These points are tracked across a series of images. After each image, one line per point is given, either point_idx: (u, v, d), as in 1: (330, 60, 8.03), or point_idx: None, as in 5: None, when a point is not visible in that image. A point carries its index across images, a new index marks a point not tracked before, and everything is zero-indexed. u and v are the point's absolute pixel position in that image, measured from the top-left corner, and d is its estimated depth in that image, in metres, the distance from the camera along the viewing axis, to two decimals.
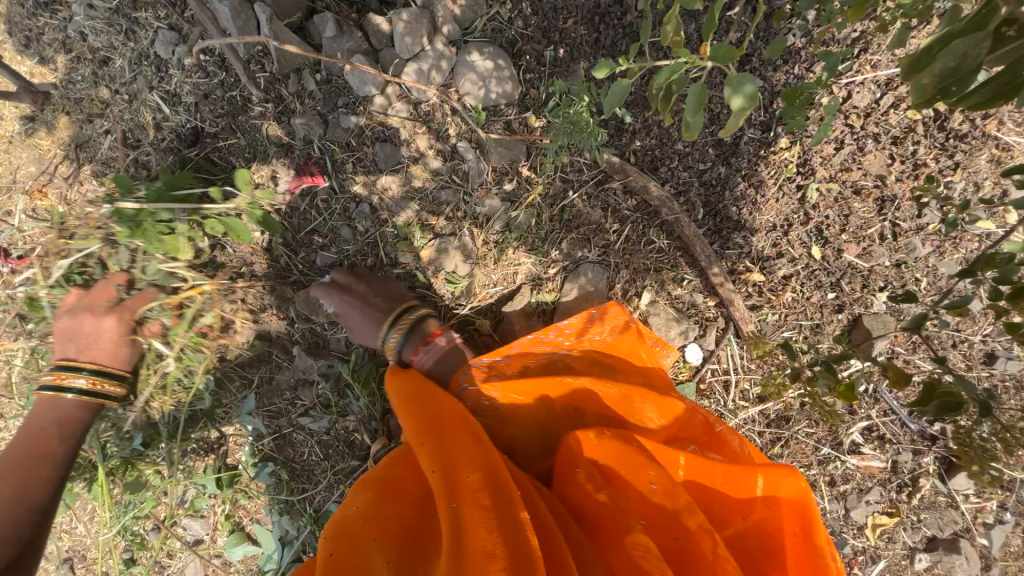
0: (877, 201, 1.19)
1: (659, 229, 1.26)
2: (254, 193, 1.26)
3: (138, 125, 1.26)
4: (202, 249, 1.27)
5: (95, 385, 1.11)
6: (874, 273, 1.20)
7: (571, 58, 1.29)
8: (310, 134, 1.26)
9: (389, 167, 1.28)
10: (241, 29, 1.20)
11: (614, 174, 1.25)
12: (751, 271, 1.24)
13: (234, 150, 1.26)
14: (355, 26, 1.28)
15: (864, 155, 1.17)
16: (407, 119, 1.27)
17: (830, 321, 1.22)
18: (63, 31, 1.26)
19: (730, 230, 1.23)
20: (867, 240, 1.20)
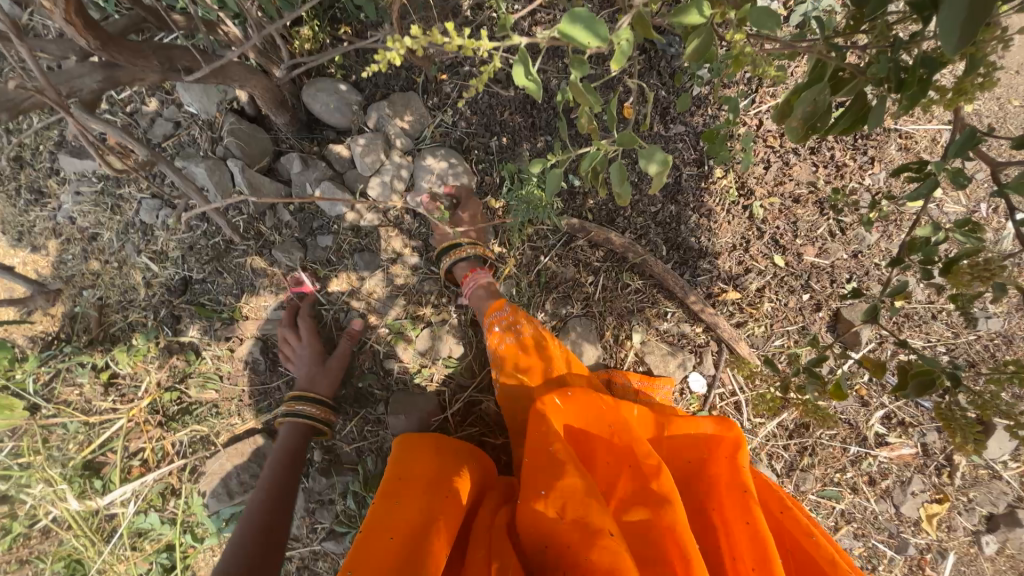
0: (816, 204, 1.30)
1: (631, 272, 1.34)
2: (245, 324, 1.30)
3: (129, 287, 1.33)
4: (195, 393, 1.26)
5: (316, 410, 1.22)
6: (837, 267, 1.28)
7: (514, 143, 1.45)
8: (291, 259, 1.34)
9: (370, 272, 1.35)
10: (217, 183, 1.34)
11: (577, 232, 1.35)
12: (726, 291, 1.30)
13: (222, 289, 1.32)
14: (319, 157, 1.43)
15: (791, 167, 1.30)
16: (380, 225, 1.37)
17: (813, 320, 1.27)
18: (54, 219, 1.37)
19: (696, 258, 1.31)
20: (821, 239, 1.29)
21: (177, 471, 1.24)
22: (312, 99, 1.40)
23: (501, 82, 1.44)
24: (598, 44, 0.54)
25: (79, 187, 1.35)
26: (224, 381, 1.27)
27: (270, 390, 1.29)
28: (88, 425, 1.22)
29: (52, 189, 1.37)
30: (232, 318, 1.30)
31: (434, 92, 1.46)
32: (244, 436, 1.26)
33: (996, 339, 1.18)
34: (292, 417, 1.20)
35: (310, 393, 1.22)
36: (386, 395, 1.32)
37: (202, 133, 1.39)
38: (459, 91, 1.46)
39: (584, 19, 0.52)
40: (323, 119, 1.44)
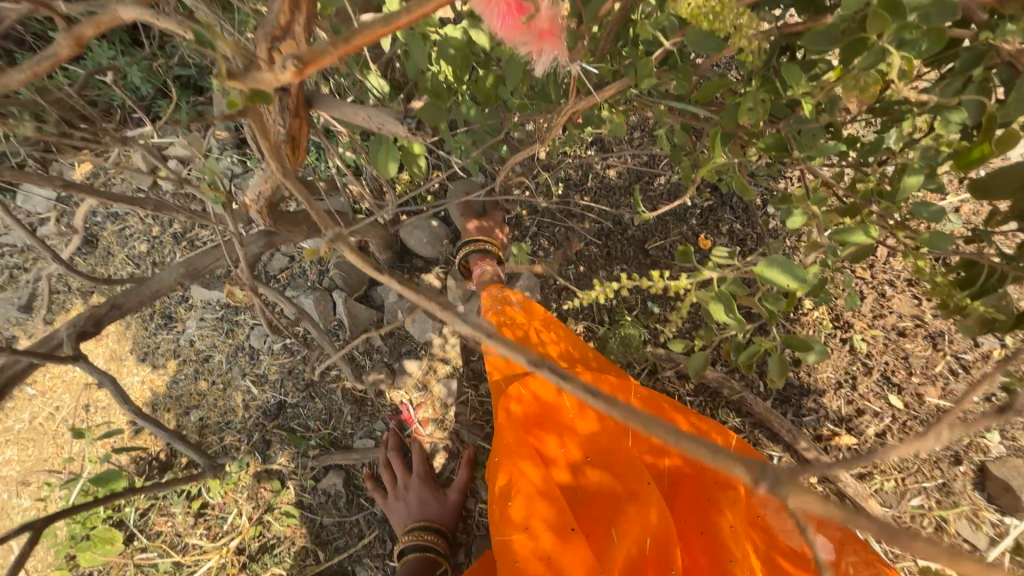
0: (927, 338, 1.21)
1: (726, 408, 1.26)
2: (330, 453, 1.29)
3: (229, 408, 1.40)
4: (275, 526, 1.23)
5: (434, 541, 1.15)
6: (970, 412, 1.15)
7: (591, 271, 1.58)
8: (379, 385, 1.36)
9: (454, 399, 1.35)
10: (321, 312, 1.47)
11: (664, 363, 1.32)
12: (839, 434, 1.18)
13: (312, 413, 1.35)
14: (411, 286, 1.57)
15: (889, 299, 1.24)
16: (464, 351, 1.39)
17: (954, 476, 1.11)
18: (176, 341, 1.50)
19: (799, 396, 1.22)
20: (941, 378, 1.19)
21: None
22: (408, 235, 1.56)
23: (578, 218, 1.61)
24: (796, 285, 0.51)
25: (203, 314, 1.51)
26: (305, 515, 1.24)
27: (347, 525, 1.24)
28: (178, 563, 1.21)
29: (180, 314, 1.52)
30: (319, 444, 1.31)
31: (515, 225, 1.62)
32: None
33: None
34: (411, 548, 1.13)
35: (431, 520, 1.16)
36: (469, 540, 1.24)
37: (312, 265, 1.57)
38: (538, 225, 1.62)
39: (785, 265, 0.52)
40: (415, 251, 1.58)
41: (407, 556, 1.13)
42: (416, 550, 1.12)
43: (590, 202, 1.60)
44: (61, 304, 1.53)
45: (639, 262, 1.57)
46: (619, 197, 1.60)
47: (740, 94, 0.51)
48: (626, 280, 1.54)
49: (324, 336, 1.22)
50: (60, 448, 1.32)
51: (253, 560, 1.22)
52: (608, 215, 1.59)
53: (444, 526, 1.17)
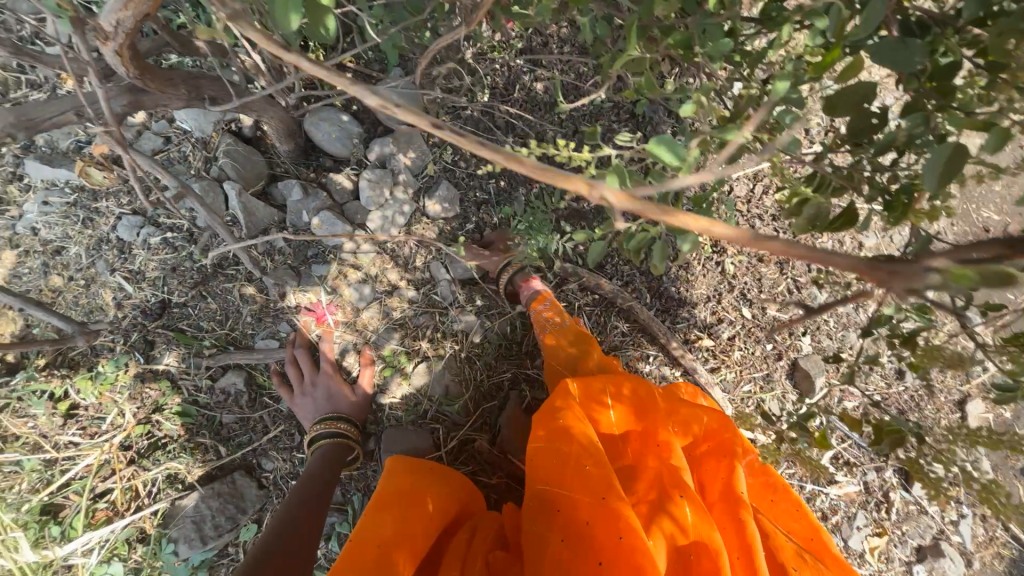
0: (777, 264, 1.46)
1: (618, 316, 1.43)
2: (227, 353, 1.23)
3: (96, 307, 1.23)
4: (165, 423, 1.17)
5: (342, 428, 1.18)
6: (795, 322, 1.44)
7: (511, 187, 1.56)
8: (283, 287, 1.29)
9: (366, 304, 1.34)
10: (210, 205, 1.31)
11: (570, 277, 1.44)
12: (701, 338, 1.42)
13: (205, 314, 1.25)
14: (317, 185, 1.44)
15: (756, 231, 1.47)
16: (376, 256, 1.36)
17: (776, 370, 1.42)
18: (11, 228, 1.24)
19: (676, 307, 1.42)
20: (781, 296, 1.45)
21: (148, 515, 1.13)
22: (313, 128, 1.41)
23: (500, 129, 1.57)
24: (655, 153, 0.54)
25: (47, 197, 1.24)
26: (201, 413, 1.19)
27: (249, 423, 1.21)
28: (50, 462, 1.11)
29: (13, 196, 1.24)
30: (215, 345, 1.23)
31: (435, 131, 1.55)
32: (220, 475, 1.18)
33: (920, 390, 1.37)
34: (318, 433, 1.16)
35: (339, 410, 1.20)
36: (378, 431, 1.30)
37: (194, 151, 1.35)
38: (460, 133, 1.55)
39: (670, 141, 0.53)
40: (322, 147, 1.44)
41: (319, 446, 1.17)
42: (325, 435, 1.16)
43: (513, 114, 1.57)
44: None
45: None
46: (543, 112, 1.59)
47: None
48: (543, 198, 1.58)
49: (221, 224, 1.11)
50: None
51: (140, 456, 1.15)
52: (531, 130, 1.58)
53: (352, 416, 1.21)
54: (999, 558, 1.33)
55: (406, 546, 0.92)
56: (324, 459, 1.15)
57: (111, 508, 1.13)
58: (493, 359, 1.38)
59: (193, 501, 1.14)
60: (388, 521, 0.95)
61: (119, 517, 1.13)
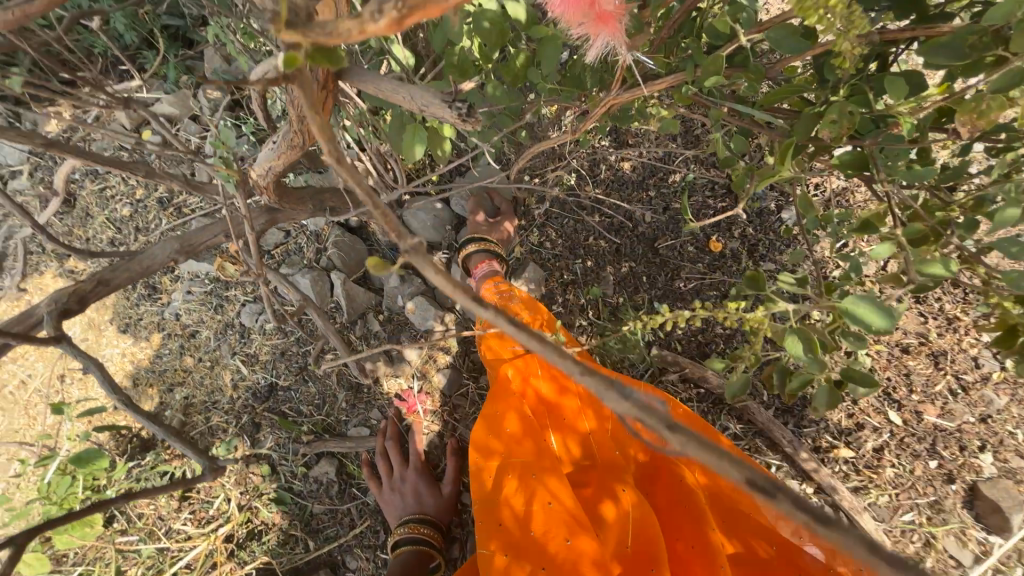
0: (930, 357, 1.21)
1: (728, 415, 1.25)
2: (323, 440, 1.25)
3: (217, 388, 1.34)
4: (262, 511, 1.20)
5: (424, 533, 1.13)
6: (965, 432, 1.16)
7: (598, 267, 1.54)
8: (377, 372, 1.31)
9: (453, 391, 1.31)
10: (318, 292, 1.41)
11: (669, 366, 1.31)
12: (837, 446, 1.18)
13: (306, 397, 1.31)
14: (412, 271, 1.51)
15: (897, 316, 1.24)
16: (465, 340, 1.35)
17: (946, 495, 1.13)
18: (160, 314, 1.41)
19: (801, 407, 1.22)
20: (941, 398, 1.19)
21: None
22: (412, 217, 1.52)
23: (587, 210, 1.56)
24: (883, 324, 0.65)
25: (190, 287, 1.42)
26: (295, 502, 1.20)
27: (338, 515, 1.20)
28: (162, 549, 1.17)
29: (165, 286, 1.43)
30: (312, 430, 1.27)
31: (522, 215, 1.59)
32: (307, 571, 1.16)
33: None
34: (401, 537, 1.10)
35: (423, 511, 1.14)
36: (463, 536, 1.22)
37: (309, 243, 1.49)
38: (547, 215, 1.58)
39: (884, 310, 0.65)
40: (417, 234, 1.52)
41: (403, 551, 1.10)
42: (409, 539, 1.11)
43: (600, 194, 1.56)
44: (36, 266, 1.42)
45: (648, 260, 1.53)
46: (631, 190, 1.56)
47: (822, 104, 0.47)
48: (633, 278, 1.52)
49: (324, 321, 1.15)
50: (33, 421, 1.24)
51: (239, 543, 1.18)
52: (619, 209, 1.55)
53: (436, 519, 1.15)
54: None
55: None
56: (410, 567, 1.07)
57: None
58: None
59: None
60: None
61: None
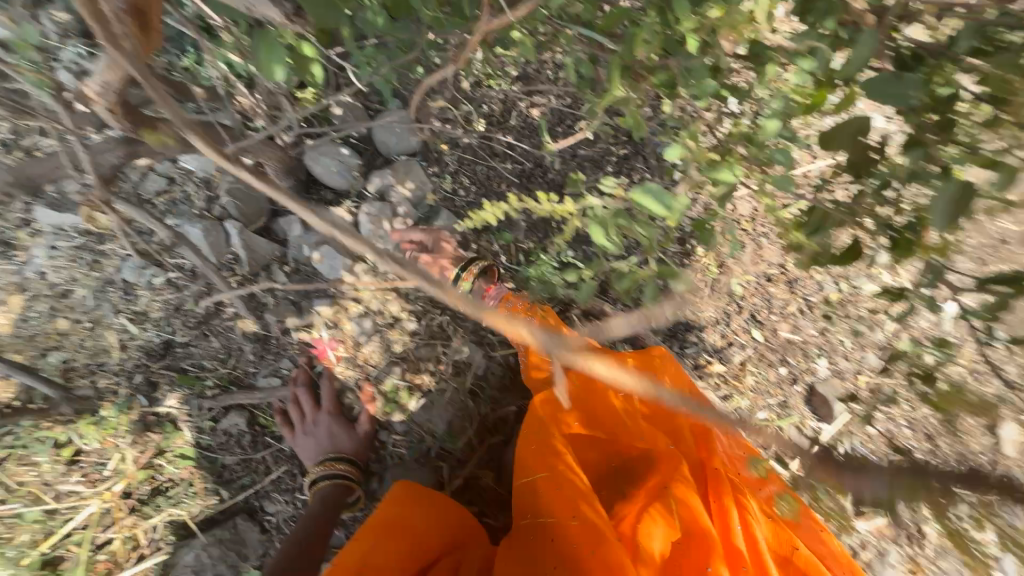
0: (787, 284, 1.42)
1: (624, 342, 1.40)
2: (228, 393, 1.22)
3: (100, 349, 1.23)
4: (162, 468, 1.16)
5: (342, 469, 1.16)
6: (809, 343, 1.39)
7: (511, 214, 1.53)
8: (286, 323, 1.29)
9: (367, 337, 1.32)
10: (212, 243, 1.32)
11: (572, 302, 1.42)
12: (711, 363, 1.38)
13: (208, 353, 1.25)
14: (318, 219, 1.44)
15: (762, 249, 1.43)
16: (379, 289, 1.36)
17: (792, 394, 1.36)
18: (17, 272, 1.24)
19: (683, 331, 1.40)
20: (793, 316, 1.40)
21: (147, 567, 1.11)
22: (313, 162, 1.44)
23: (497, 157, 1.58)
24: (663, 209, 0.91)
25: (54, 242, 1.26)
26: (205, 455, 1.18)
27: (251, 464, 1.20)
28: (49, 517, 1.10)
29: (21, 240, 1.25)
30: (216, 384, 1.23)
31: (434, 160, 1.57)
32: (221, 519, 1.16)
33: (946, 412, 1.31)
34: (316, 474, 1.15)
35: (339, 448, 1.18)
36: (381, 470, 1.27)
37: (198, 190, 1.37)
38: (459, 162, 1.57)
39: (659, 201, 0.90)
40: (323, 181, 1.47)
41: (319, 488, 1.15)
42: (324, 474, 1.15)
43: (511, 141, 1.58)
44: None
45: (556, 205, 1.57)
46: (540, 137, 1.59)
47: (641, 33, 0.52)
48: (543, 224, 1.54)
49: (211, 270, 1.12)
50: None
51: (139, 502, 1.14)
52: (530, 155, 1.58)
53: (354, 456, 1.19)
54: None
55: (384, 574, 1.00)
56: (325, 504, 1.14)
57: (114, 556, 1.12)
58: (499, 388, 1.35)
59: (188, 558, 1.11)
60: (379, 548, 1.02)
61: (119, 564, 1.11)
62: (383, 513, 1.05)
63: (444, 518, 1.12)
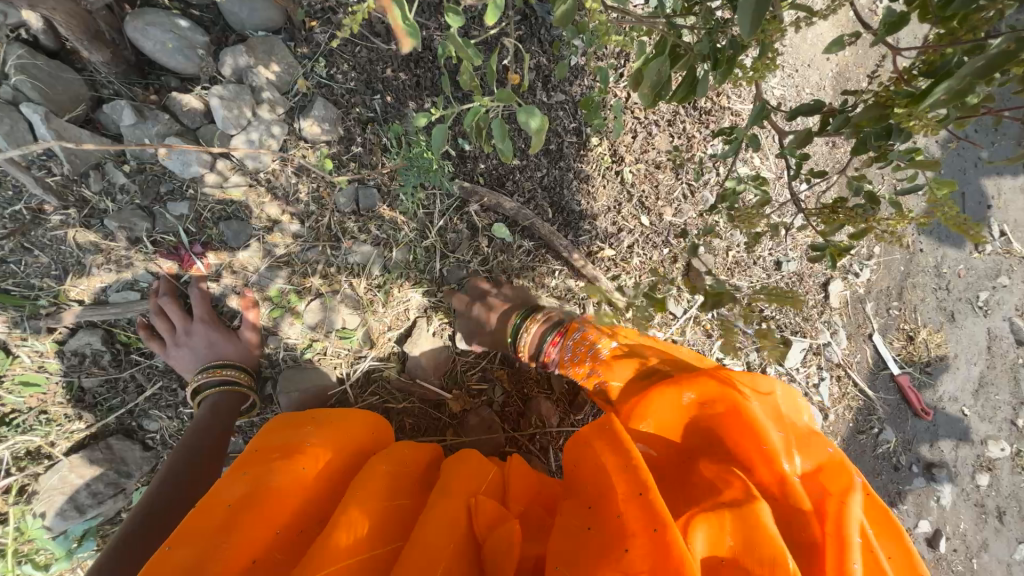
0: (673, 170, 1.48)
1: (523, 235, 1.41)
2: (71, 310, 1.07)
3: None
4: (2, 397, 1.04)
5: (227, 376, 1.11)
6: (689, 225, 1.50)
7: (399, 103, 1.31)
8: (135, 231, 1.12)
9: (241, 242, 1.19)
10: (8, 134, 1.05)
11: (470, 197, 1.36)
12: (603, 249, 1.46)
13: (38, 269, 1.07)
14: (159, 108, 1.19)
15: (653, 137, 1.47)
16: (247, 188, 1.20)
17: (672, 272, 1.49)
18: None
19: (577, 220, 1.44)
20: (677, 201, 1.49)
21: (1, 494, 1.05)
22: (140, 35, 1.13)
23: (379, 35, 1.29)
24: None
25: None
26: (55, 380, 1.07)
27: (119, 384, 1.11)
28: None
29: None
30: (53, 302, 1.07)
31: (303, 41, 1.27)
32: (93, 442, 1.09)
33: (793, 277, 1.53)
34: (197, 383, 1.09)
35: (221, 355, 1.12)
36: (274, 374, 1.23)
37: None
38: (332, 41, 1.27)
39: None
40: (159, 62, 1.18)
41: (205, 397, 1.11)
42: (207, 382, 1.09)
43: None
44: None
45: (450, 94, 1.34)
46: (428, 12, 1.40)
47: None
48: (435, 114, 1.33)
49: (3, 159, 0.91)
50: None
51: None
52: None
53: (239, 362, 1.14)
54: (849, 409, 1.58)
55: (264, 509, 0.76)
56: (216, 412, 1.09)
57: None
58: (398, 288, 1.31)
59: (58, 482, 1.05)
60: (243, 477, 0.79)
61: None
62: (252, 445, 0.87)
63: (362, 487, 0.84)
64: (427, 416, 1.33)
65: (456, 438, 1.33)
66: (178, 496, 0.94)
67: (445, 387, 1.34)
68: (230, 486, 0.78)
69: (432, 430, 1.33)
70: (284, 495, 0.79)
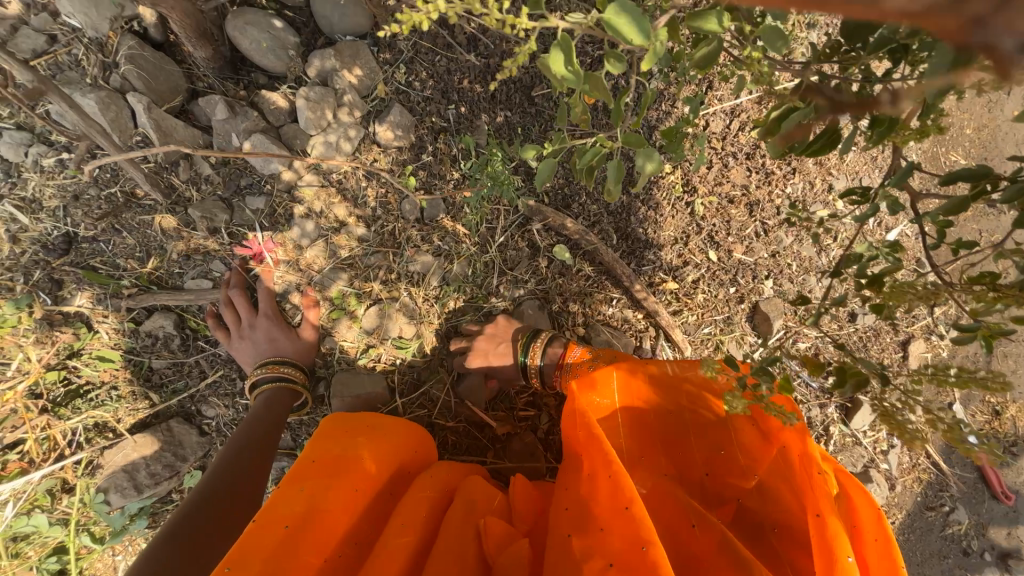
0: (747, 206, 1.40)
1: (583, 259, 1.37)
2: (150, 293, 1.12)
3: None
4: (79, 369, 1.10)
5: (284, 373, 1.13)
6: (759, 266, 1.42)
7: (472, 115, 1.30)
8: (213, 221, 1.15)
9: (310, 241, 1.21)
10: (113, 121, 1.11)
11: (534, 215, 1.33)
12: (666, 281, 1.40)
13: (122, 250, 1.11)
14: (247, 104, 1.23)
15: (729, 170, 1.39)
16: (320, 189, 1.22)
17: (735, 312, 1.42)
18: None
19: (641, 249, 1.39)
20: (748, 239, 1.41)
21: (69, 465, 1.11)
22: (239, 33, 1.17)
23: (461, 46, 1.27)
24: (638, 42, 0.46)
25: None
26: (129, 358, 1.12)
27: (184, 368, 1.15)
28: None
29: None
30: (136, 284, 1.12)
31: (386, 46, 1.27)
32: (154, 422, 1.14)
33: (869, 332, 1.42)
34: (255, 376, 1.11)
35: (280, 351, 1.13)
36: (328, 375, 1.25)
37: (89, 54, 1.13)
38: (415, 49, 1.27)
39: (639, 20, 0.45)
40: (251, 59, 1.22)
41: (262, 392, 1.12)
42: (266, 378, 1.12)
43: None
44: None
45: (524, 110, 1.31)
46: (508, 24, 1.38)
47: None
48: (508, 129, 1.31)
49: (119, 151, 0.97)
50: None
51: (59, 401, 1.10)
52: None
53: (296, 360, 1.15)
54: (918, 481, 1.45)
55: (317, 530, 0.76)
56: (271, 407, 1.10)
57: (44, 451, 1.09)
58: (453, 301, 1.31)
59: (123, 454, 1.11)
60: (303, 496, 0.78)
61: (49, 458, 1.10)
62: (308, 453, 0.86)
63: (407, 509, 0.83)
64: (470, 434, 1.31)
65: (495, 459, 1.31)
66: (225, 487, 0.94)
67: (490, 408, 1.32)
68: (288, 503, 0.77)
69: (472, 449, 1.31)
70: (336, 516, 0.79)
